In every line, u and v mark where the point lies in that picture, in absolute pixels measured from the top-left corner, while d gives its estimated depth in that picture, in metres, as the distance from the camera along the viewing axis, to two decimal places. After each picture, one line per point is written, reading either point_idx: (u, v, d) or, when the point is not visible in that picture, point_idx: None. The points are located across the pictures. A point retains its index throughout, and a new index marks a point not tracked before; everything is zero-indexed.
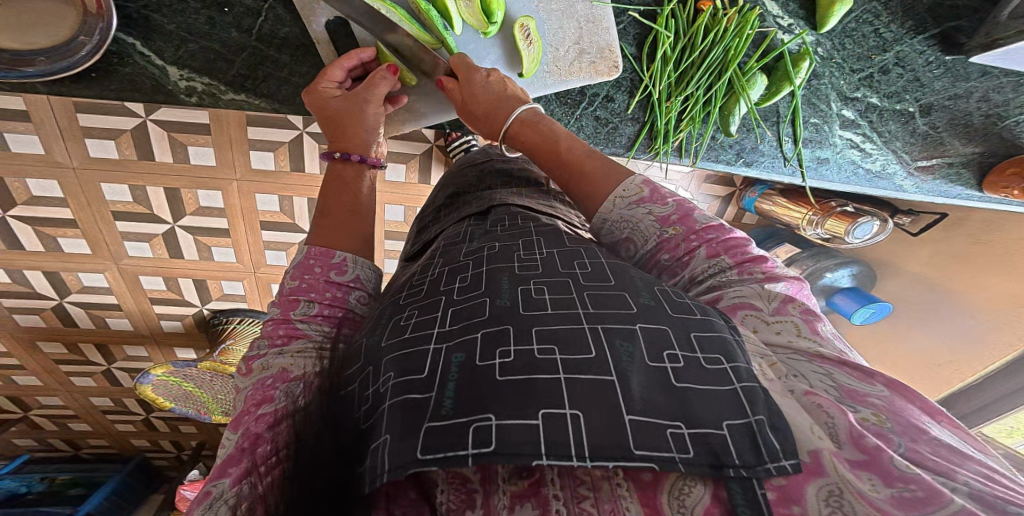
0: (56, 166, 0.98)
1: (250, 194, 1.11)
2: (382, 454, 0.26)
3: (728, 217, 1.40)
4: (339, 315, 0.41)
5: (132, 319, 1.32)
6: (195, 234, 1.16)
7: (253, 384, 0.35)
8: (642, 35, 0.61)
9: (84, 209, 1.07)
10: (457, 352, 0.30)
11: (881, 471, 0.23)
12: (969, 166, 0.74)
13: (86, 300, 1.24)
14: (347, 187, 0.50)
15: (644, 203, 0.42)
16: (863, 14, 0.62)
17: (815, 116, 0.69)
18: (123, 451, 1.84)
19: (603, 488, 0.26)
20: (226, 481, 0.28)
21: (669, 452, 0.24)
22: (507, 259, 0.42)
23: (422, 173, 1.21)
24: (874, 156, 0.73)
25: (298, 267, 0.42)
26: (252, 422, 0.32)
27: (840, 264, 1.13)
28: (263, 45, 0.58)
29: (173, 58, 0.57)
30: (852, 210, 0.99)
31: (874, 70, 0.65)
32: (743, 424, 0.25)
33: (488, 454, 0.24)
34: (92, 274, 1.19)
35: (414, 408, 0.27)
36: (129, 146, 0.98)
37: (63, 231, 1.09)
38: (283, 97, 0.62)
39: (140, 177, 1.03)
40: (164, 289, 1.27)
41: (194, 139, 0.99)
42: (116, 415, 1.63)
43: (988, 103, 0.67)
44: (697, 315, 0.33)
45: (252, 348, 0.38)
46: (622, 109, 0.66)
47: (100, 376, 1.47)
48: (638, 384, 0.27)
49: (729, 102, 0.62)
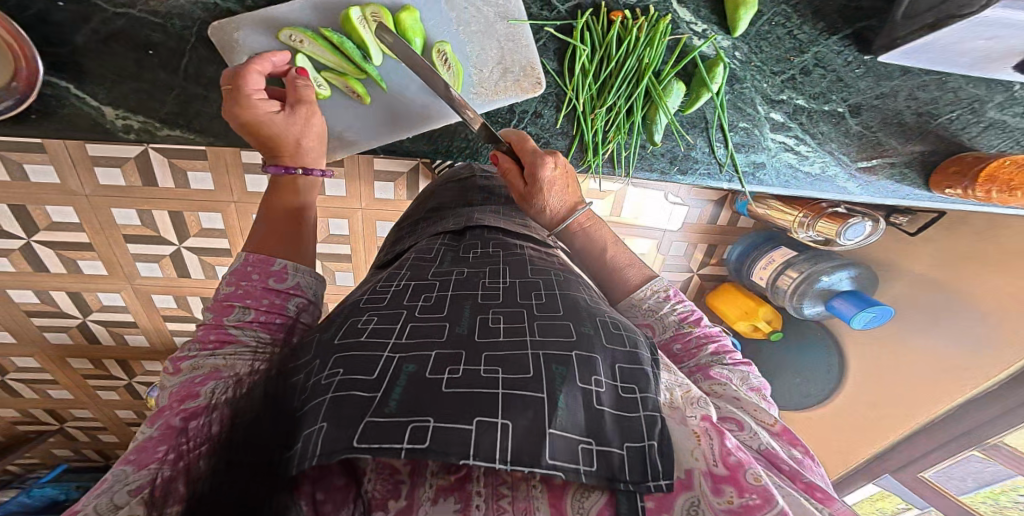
0: (71, 194, 1.06)
1: (247, 214, 1.17)
2: (314, 440, 0.25)
3: (722, 221, 1.37)
4: (276, 321, 0.41)
5: (148, 335, 1.38)
6: (200, 255, 1.23)
7: (181, 382, 0.34)
8: (562, 49, 0.63)
9: (98, 233, 1.15)
10: (409, 362, 0.31)
11: (738, 484, 0.27)
12: (911, 166, 0.71)
13: (107, 318, 1.32)
14: (297, 199, 0.52)
15: (670, 299, 0.52)
16: (775, 17, 0.62)
17: (743, 120, 0.68)
18: None
19: (521, 487, 0.27)
20: (125, 468, 0.27)
21: (576, 465, 0.26)
22: (473, 287, 0.45)
23: (411, 189, 1.26)
24: (810, 159, 0.70)
25: (234, 272, 0.43)
26: (170, 416, 0.30)
27: (837, 267, 1.09)
28: (189, 85, 0.59)
29: (106, 98, 0.58)
30: (844, 211, 0.95)
31: (796, 71, 0.65)
32: (639, 447, 0.28)
33: (420, 451, 0.25)
34: (110, 293, 1.27)
35: (355, 404, 0.27)
36: (134, 173, 1.05)
37: (82, 254, 1.18)
38: (216, 131, 0.62)
39: (147, 202, 1.11)
40: (175, 307, 1.34)
41: (193, 165, 1.06)
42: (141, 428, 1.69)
43: (916, 101, 0.67)
44: (627, 347, 0.36)
45: (182, 350, 0.37)
46: (551, 124, 0.67)
47: (123, 390, 1.53)
48: (565, 405, 0.29)
49: (650, 112, 0.64)
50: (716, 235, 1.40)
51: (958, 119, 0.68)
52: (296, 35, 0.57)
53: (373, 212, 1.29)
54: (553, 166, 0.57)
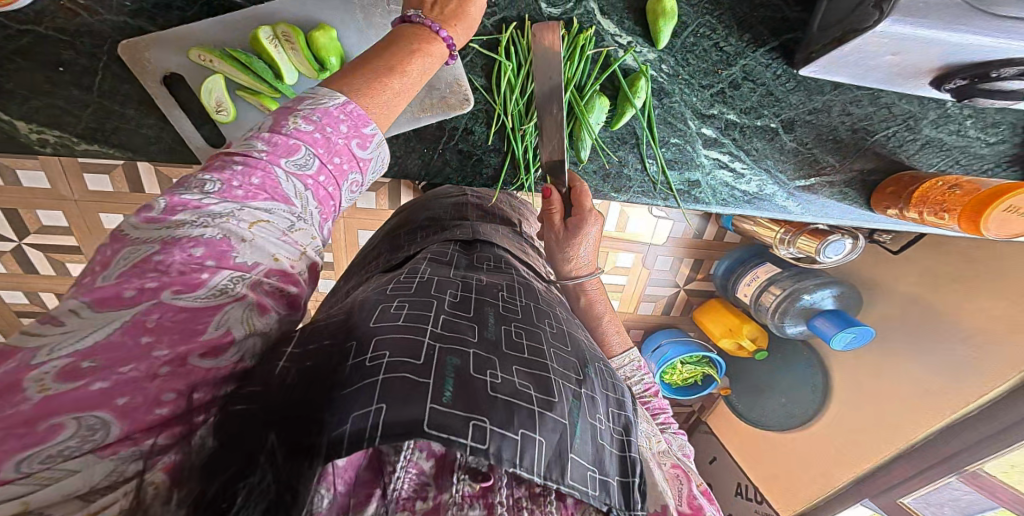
0: (61, 199, 1.08)
1: None
2: (373, 419, 0.22)
3: (708, 236, 1.34)
4: (326, 191, 0.38)
5: None
6: None
7: (164, 243, 0.28)
8: (488, 66, 0.63)
9: (87, 236, 1.15)
10: (450, 355, 0.28)
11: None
12: (851, 186, 0.71)
13: None
14: (425, 57, 0.47)
15: (641, 369, 0.60)
16: (699, 28, 0.60)
17: (674, 136, 0.67)
18: None
19: (540, 501, 0.27)
20: (108, 420, 0.20)
21: (591, 491, 0.27)
22: (494, 296, 0.41)
23: (393, 199, 1.26)
24: (745, 176, 0.70)
25: (320, 111, 0.38)
26: (165, 317, 0.24)
27: (821, 285, 1.07)
28: (106, 101, 0.59)
29: (23, 112, 0.58)
30: (824, 228, 0.93)
31: (725, 85, 0.64)
32: (626, 481, 0.30)
33: (483, 453, 0.23)
34: None
35: (414, 387, 0.24)
36: (122, 179, 1.06)
37: (71, 257, 1.19)
38: (133, 145, 0.62)
39: (133, 207, 1.10)
40: None
41: (179, 172, 1.06)
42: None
43: (850, 117, 0.66)
44: (616, 392, 0.37)
45: (191, 192, 0.31)
46: (482, 140, 0.68)
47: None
48: (580, 436, 0.29)
49: (575, 129, 0.63)
50: (705, 251, 1.37)
51: (895, 136, 0.67)
52: (206, 54, 0.56)
53: (355, 220, 1.30)
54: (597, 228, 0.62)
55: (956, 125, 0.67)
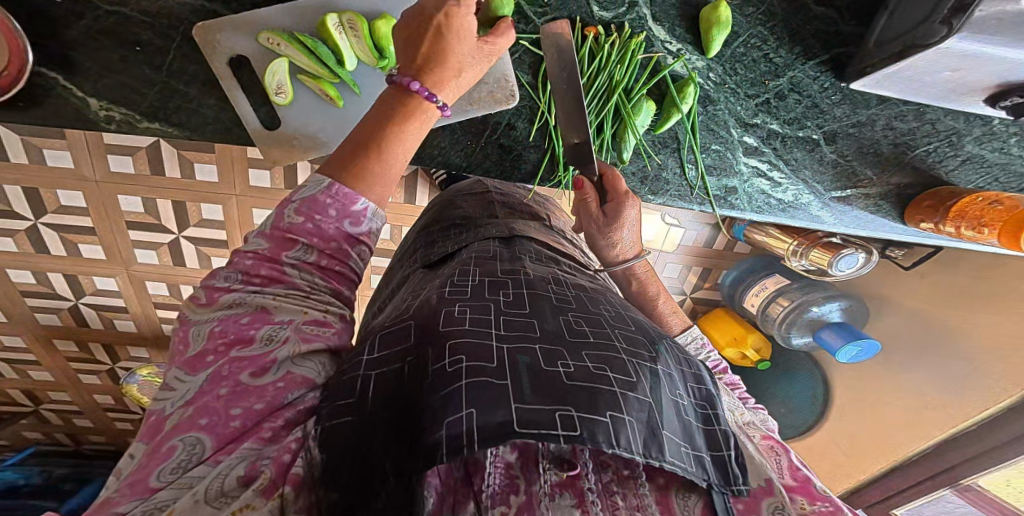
0: (83, 179, 1.08)
1: (248, 208, 1.20)
2: (465, 424, 0.24)
3: (719, 245, 1.36)
4: (336, 268, 0.39)
5: (138, 321, 1.40)
6: (198, 245, 1.25)
7: (220, 320, 0.34)
8: (535, 63, 0.63)
9: (103, 217, 1.16)
10: (521, 354, 0.30)
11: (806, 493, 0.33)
12: (887, 199, 0.73)
13: (98, 302, 1.33)
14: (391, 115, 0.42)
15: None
16: (751, 39, 0.62)
17: (716, 142, 0.69)
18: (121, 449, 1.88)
19: (629, 485, 0.29)
20: (200, 437, 0.26)
21: (687, 465, 0.28)
22: (544, 288, 0.44)
23: (409, 193, 1.29)
24: (783, 186, 0.72)
25: (307, 200, 0.37)
26: (225, 366, 0.30)
27: (829, 297, 1.08)
28: (173, 80, 0.60)
29: (91, 89, 0.58)
30: (838, 241, 0.94)
31: (771, 96, 0.65)
32: (719, 456, 0.31)
33: (577, 439, 0.24)
34: (106, 278, 1.29)
35: (494, 389, 0.26)
36: (144, 162, 1.07)
37: (84, 238, 1.19)
38: (195, 126, 0.63)
39: (150, 191, 1.12)
40: (167, 295, 1.35)
41: (200, 158, 1.08)
42: (118, 414, 1.70)
43: (893, 131, 0.67)
44: (693, 367, 0.38)
45: (224, 280, 0.37)
46: (524, 136, 0.68)
47: (107, 375, 1.54)
48: (665, 409, 0.30)
49: (620, 130, 0.64)
50: (716, 259, 1.39)
51: (937, 150, 0.68)
52: (273, 36, 0.58)
53: None
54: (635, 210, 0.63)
55: (1000, 143, 0.68)
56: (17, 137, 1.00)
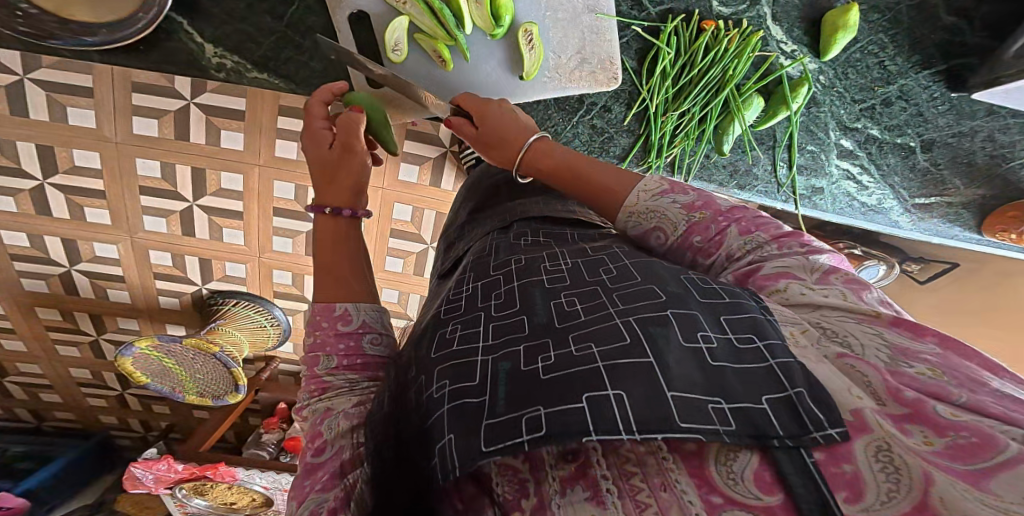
0: (102, 140, 1.08)
1: (269, 180, 1.20)
2: (449, 452, 0.28)
3: None
4: (359, 360, 0.41)
5: (132, 292, 1.38)
6: (211, 215, 1.24)
7: (306, 429, 0.39)
8: (643, 50, 0.84)
9: (116, 180, 1.15)
10: (502, 361, 0.32)
11: (928, 422, 0.23)
12: (968, 208, 0.94)
13: (92, 270, 1.31)
14: (339, 244, 0.49)
15: (667, 194, 0.47)
16: (869, 46, 0.83)
17: (813, 143, 0.91)
18: (86, 428, 1.89)
19: (649, 464, 0.27)
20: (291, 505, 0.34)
21: (713, 426, 0.25)
22: (536, 272, 0.43)
23: (434, 176, 1.28)
24: (870, 190, 0.94)
25: (312, 319, 0.44)
26: (305, 455, 0.36)
27: None
28: (289, 31, 0.79)
29: (211, 36, 0.79)
30: (859, 252, 1.09)
31: (878, 101, 0.87)
32: (782, 397, 0.26)
33: (541, 439, 0.26)
34: (106, 244, 1.27)
35: (472, 411, 0.29)
36: (169, 125, 1.07)
37: (91, 202, 1.18)
38: (298, 79, 0.82)
39: (172, 155, 1.12)
40: (169, 265, 1.33)
41: (228, 124, 1.09)
42: (91, 389, 1.70)
43: (993, 142, 0.88)
44: (726, 299, 0.34)
45: (299, 399, 0.42)
46: (619, 120, 0.89)
47: (86, 346, 1.52)
48: (675, 362, 0.29)
49: (726, 123, 0.85)
50: None
51: None
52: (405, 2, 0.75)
53: (393, 193, 1.30)
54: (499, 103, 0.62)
55: None
56: (42, 93, 1.00)
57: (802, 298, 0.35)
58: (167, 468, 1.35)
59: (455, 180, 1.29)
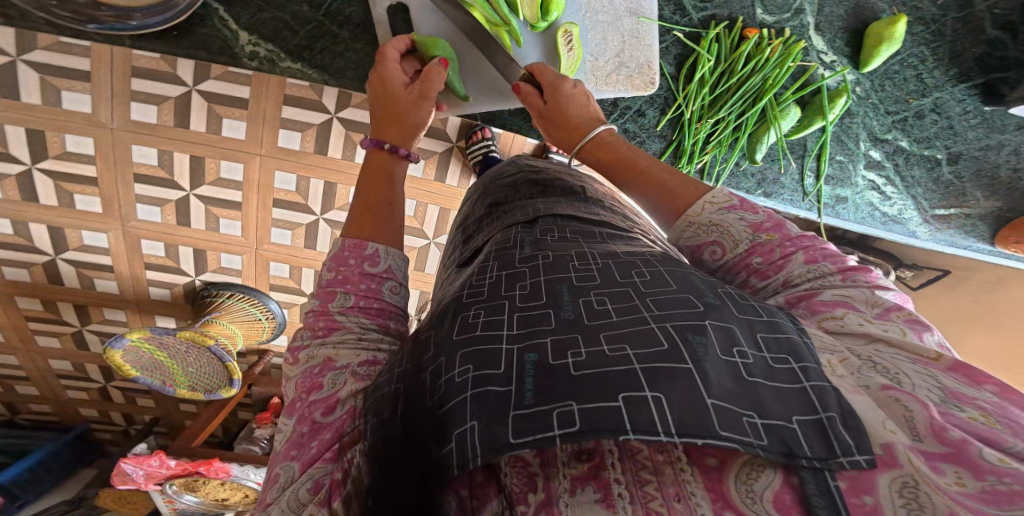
0: (98, 125, 1.05)
1: (270, 170, 1.18)
2: (470, 439, 0.26)
3: None
4: (374, 306, 0.43)
5: (121, 281, 1.36)
6: (207, 204, 1.22)
7: (303, 371, 0.39)
8: (682, 56, 0.79)
9: (109, 167, 1.13)
10: (529, 351, 0.30)
11: (967, 464, 0.22)
12: (984, 220, 0.89)
13: (79, 259, 1.29)
14: (387, 178, 0.55)
15: (734, 210, 0.44)
16: (909, 58, 0.79)
17: (842, 154, 0.86)
18: (63, 421, 1.93)
19: (666, 472, 0.25)
20: (293, 465, 0.32)
21: (746, 439, 0.24)
22: (564, 269, 0.41)
23: (440, 171, 1.26)
24: (892, 201, 0.88)
25: (335, 258, 0.46)
26: (305, 408, 0.35)
27: None
28: (326, 21, 0.71)
29: (246, 23, 0.68)
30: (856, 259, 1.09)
31: (911, 113, 0.82)
32: (814, 419, 0.25)
33: (575, 435, 0.25)
34: (95, 233, 1.24)
35: (497, 399, 0.27)
36: (169, 112, 1.05)
37: (82, 189, 1.15)
38: (332, 71, 0.73)
39: (171, 142, 1.10)
40: (162, 256, 1.32)
41: (231, 112, 1.07)
42: (70, 381, 1.72)
43: (1018, 156, 0.83)
44: (764, 317, 0.32)
45: (298, 339, 0.42)
46: (652, 125, 0.83)
47: (69, 336, 1.51)
48: (714, 372, 0.27)
49: (759, 131, 0.80)
50: None
51: None
52: None
53: None
54: (573, 85, 0.63)
55: None
56: (35, 75, 0.97)
57: (859, 328, 0.32)
58: (158, 464, 1.35)
59: (460, 176, 1.28)
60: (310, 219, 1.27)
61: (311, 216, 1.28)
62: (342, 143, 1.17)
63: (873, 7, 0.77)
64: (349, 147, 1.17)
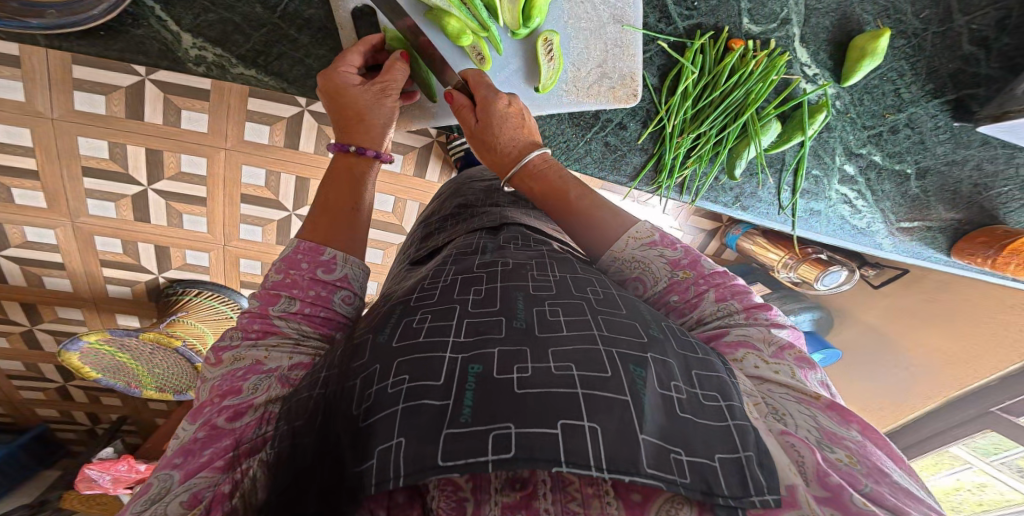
0: (35, 115, 0.97)
1: (237, 165, 1.13)
2: (394, 457, 0.24)
3: (710, 249, 1.53)
4: (320, 315, 0.42)
5: (74, 279, 1.32)
6: (168, 199, 1.17)
7: (224, 374, 0.36)
8: (666, 66, 0.74)
9: (51, 160, 1.06)
10: (473, 362, 0.29)
11: (840, 507, 0.24)
12: (944, 232, 0.91)
13: (23, 256, 1.24)
14: (358, 182, 0.52)
15: (655, 246, 0.45)
16: (889, 72, 0.76)
17: (819, 167, 0.85)
18: (19, 420, 1.87)
19: (592, 504, 0.25)
20: (172, 473, 0.30)
21: (672, 476, 0.24)
22: (521, 278, 0.40)
23: (419, 167, 1.23)
24: (863, 214, 0.90)
25: (284, 260, 0.44)
26: (214, 413, 0.33)
27: (803, 309, 1.37)
28: (284, 23, 0.63)
29: (189, 25, 0.60)
30: (825, 259, 1.12)
31: (886, 128, 0.81)
32: (735, 458, 0.26)
33: (508, 461, 0.23)
34: (40, 228, 1.18)
35: (431, 414, 0.26)
36: (119, 103, 0.99)
37: (20, 183, 1.08)
38: (293, 79, 0.66)
39: (123, 135, 1.04)
40: (119, 253, 1.28)
41: (190, 104, 1.01)
42: (23, 381, 1.66)
43: (980, 172, 0.84)
44: (699, 353, 0.34)
45: (226, 338, 0.39)
46: (633, 138, 0.79)
47: (18, 337, 1.48)
48: (649, 406, 0.27)
49: (740, 145, 0.77)
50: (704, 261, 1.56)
51: (1005, 194, 0.85)
52: None
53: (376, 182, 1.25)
54: (507, 104, 0.56)
55: None
56: None
57: (755, 370, 0.35)
58: (127, 469, 1.38)
59: (439, 172, 1.25)
60: (282, 215, 1.24)
61: (283, 212, 1.26)
62: (314, 136, 1.13)
63: (859, 18, 0.72)
64: (321, 141, 1.13)
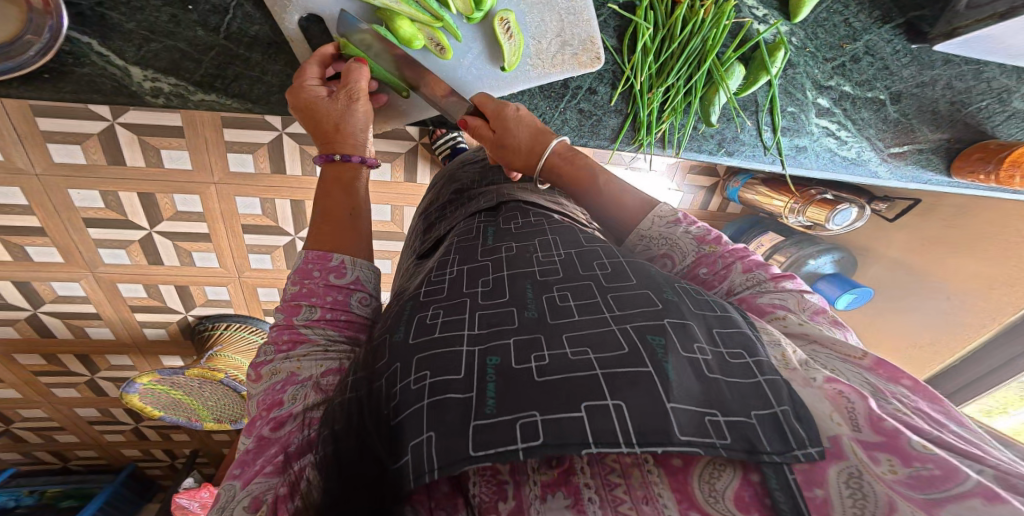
0: (20, 173, 1.01)
1: (230, 197, 1.16)
2: (426, 450, 0.25)
3: (713, 206, 1.50)
4: (342, 318, 0.43)
5: (114, 327, 1.38)
6: (173, 239, 1.21)
7: (265, 388, 0.37)
8: (621, 27, 0.72)
9: (52, 215, 1.10)
10: (492, 354, 0.30)
11: (898, 451, 0.22)
12: (937, 153, 0.87)
13: (59, 310, 1.30)
14: (347, 187, 0.53)
15: (680, 223, 0.46)
16: (834, 5, 0.73)
17: (792, 104, 0.82)
18: (114, 462, 2.02)
19: (633, 475, 0.26)
20: (234, 483, 0.31)
21: (711, 439, 0.24)
22: (527, 263, 0.41)
23: (409, 171, 1.23)
24: (849, 144, 0.86)
25: (297, 272, 0.45)
26: (263, 425, 0.33)
27: (823, 252, 1.29)
28: (231, 43, 0.63)
29: (135, 57, 0.61)
30: (831, 198, 1.06)
31: (846, 58, 0.77)
32: (769, 414, 0.25)
33: (537, 448, 0.24)
34: (66, 282, 1.24)
35: (457, 408, 0.27)
36: (97, 150, 1.01)
37: (31, 240, 1.13)
38: (257, 97, 0.67)
39: (113, 183, 1.07)
40: (145, 296, 1.33)
41: (167, 143, 1.03)
42: (103, 425, 1.77)
43: (952, 90, 0.80)
44: (717, 311, 0.33)
45: (261, 354, 0.40)
46: (605, 101, 0.78)
47: (85, 386, 1.57)
48: (674, 374, 0.27)
49: (710, 92, 0.75)
50: (709, 218, 1.54)
51: (986, 108, 0.81)
52: None
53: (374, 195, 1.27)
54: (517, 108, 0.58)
55: None
56: None
57: (800, 328, 0.35)
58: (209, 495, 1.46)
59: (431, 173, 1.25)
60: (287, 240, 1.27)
61: (287, 236, 1.28)
62: (299, 157, 1.13)
63: None
64: (307, 161, 1.14)
